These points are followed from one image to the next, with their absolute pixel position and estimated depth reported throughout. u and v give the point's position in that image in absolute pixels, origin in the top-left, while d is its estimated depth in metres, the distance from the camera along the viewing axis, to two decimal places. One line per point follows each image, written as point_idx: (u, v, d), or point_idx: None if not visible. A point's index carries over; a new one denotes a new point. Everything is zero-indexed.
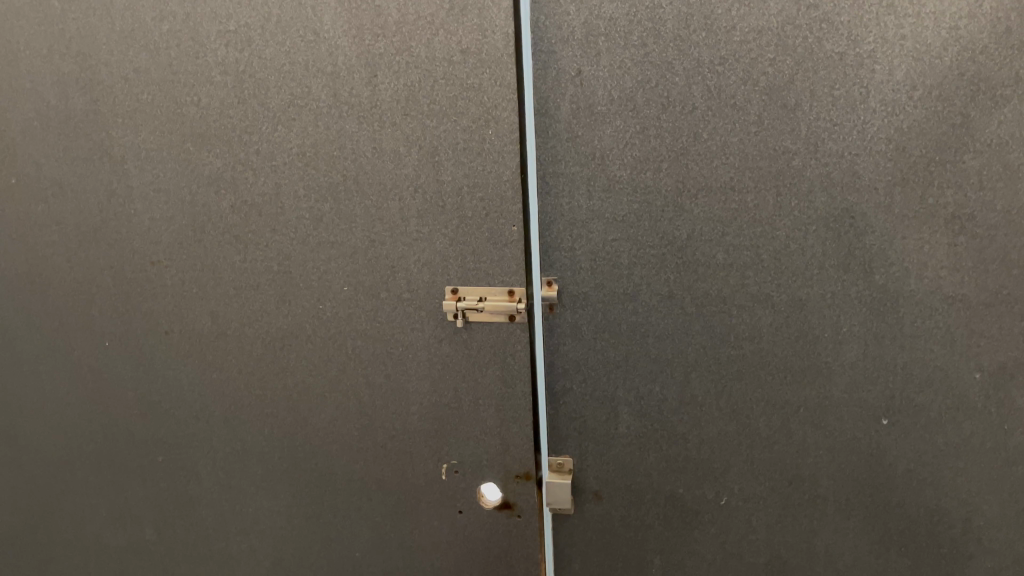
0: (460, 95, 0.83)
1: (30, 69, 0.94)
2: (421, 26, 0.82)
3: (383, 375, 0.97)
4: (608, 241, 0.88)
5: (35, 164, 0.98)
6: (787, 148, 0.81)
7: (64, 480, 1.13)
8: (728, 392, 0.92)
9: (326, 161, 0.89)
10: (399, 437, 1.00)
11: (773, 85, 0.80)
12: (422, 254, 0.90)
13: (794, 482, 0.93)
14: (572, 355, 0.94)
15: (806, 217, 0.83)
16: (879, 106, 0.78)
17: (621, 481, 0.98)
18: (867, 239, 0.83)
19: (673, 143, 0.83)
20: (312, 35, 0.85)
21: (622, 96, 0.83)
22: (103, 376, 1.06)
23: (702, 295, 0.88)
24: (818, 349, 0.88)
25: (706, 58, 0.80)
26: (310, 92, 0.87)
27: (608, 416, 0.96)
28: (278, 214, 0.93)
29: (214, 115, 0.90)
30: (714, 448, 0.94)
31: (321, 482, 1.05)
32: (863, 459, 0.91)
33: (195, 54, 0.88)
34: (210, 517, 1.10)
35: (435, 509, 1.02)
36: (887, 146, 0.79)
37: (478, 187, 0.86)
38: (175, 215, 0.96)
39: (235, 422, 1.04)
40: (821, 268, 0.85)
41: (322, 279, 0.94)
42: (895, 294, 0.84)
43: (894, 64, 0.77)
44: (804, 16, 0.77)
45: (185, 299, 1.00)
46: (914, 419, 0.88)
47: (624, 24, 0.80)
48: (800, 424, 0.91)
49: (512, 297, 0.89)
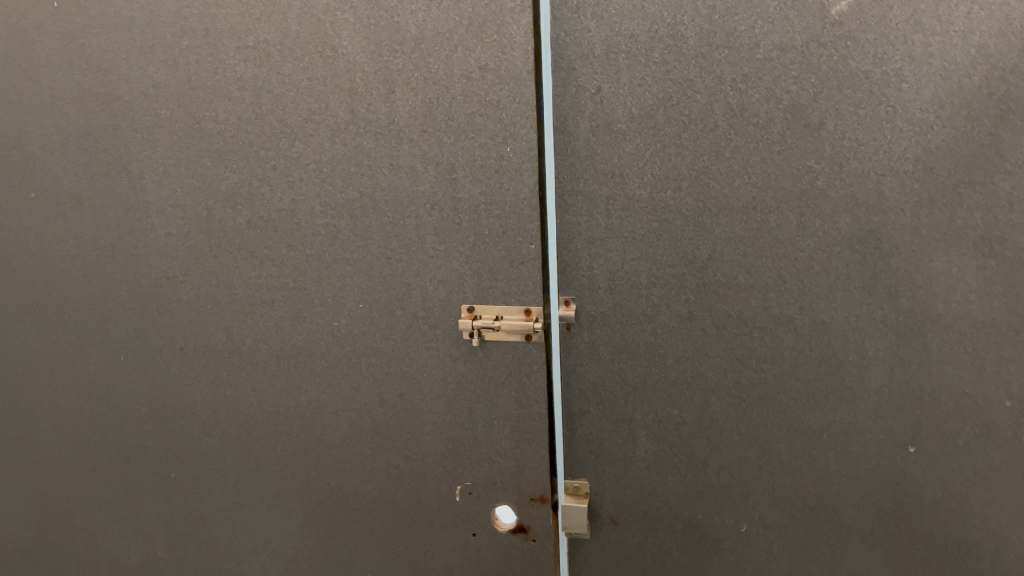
0: (478, 112, 0.82)
1: (51, 84, 0.94)
2: (440, 43, 0.81)
3: (397, 394, 0.96)
4: (626, 260, 0.87)
5: (55, 178, 0.98)
6: (810, 167, 0.80)
7: (76, 496, 1.13)
8: (749, 416, 0.89)
9: (343, 177, 0.88)
10: (413, 457, 0.98)
11: (797, 103, 0.78)
12: (438, 272, 0.89)
13: (816, 510, 0.91)
14: (589, 375, 0.92)
15: (830, 239, 0.81)
16: (906, 125, 0.77)
17: (639, 506, 0.96)
18: (892, 261, 0.81)
19: (694, 161, 0.82)
20: (330, 51, 0.84)
21: (642, 113, 0.82)
22: (117, 390, 1.06)
23: (722, 317, 0.87)
24: (842, 373, 0.85)
25: (728, 75, 0.79)
26: (327, 108, 0.86)
27: (625, 439, 0.94)
28: (294, 230, 0.92)
29: (232, 131, 0.90)
30: (734, 474, 0.92)
31: (334, 502, 1.03)
32: (888, 488, 0.88)
33: (213, 69, 0.88)
34: (222, 535, 1.09)
35: (449, 532, 1.01)
36: (915, 166, 0.78)
37: (496, 204, 0.84)
38: (191, 230, 0.96)
39: (248, 438, 1.03)
40: (845, 290, 0.83)
41: (336, 296, 0.94)
42: (922, 318, 0.82)
43: (921, 83, 0.75)
44: (828, 34, 0.76)
45: (200, 315, 0.99)
46: (941, 447, 0.85)
47: (645, 41, 0.79)
48: (823, 450, 0.89)
49: (528, 316, 0.88)
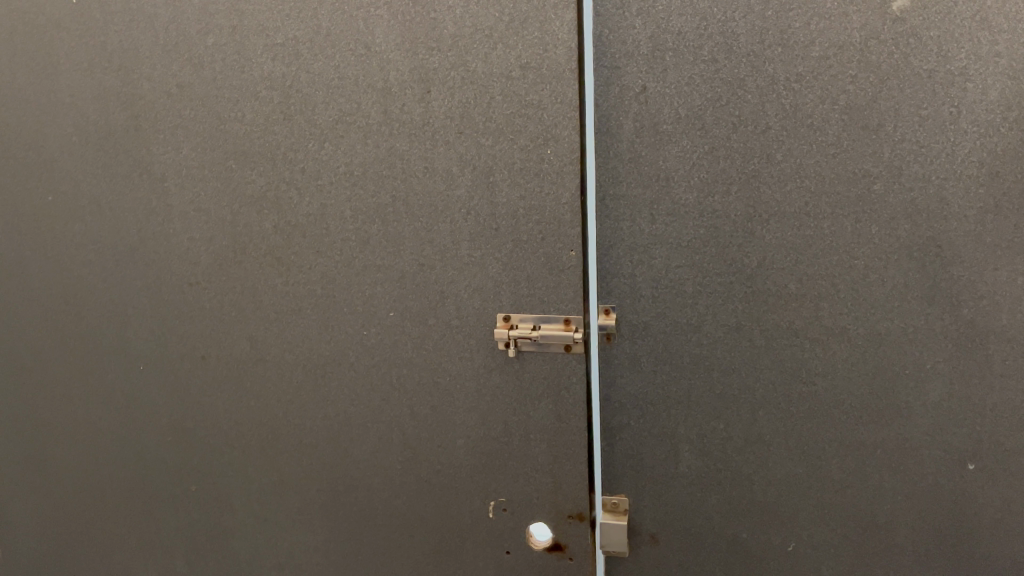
0: (518, 112, 0.78)
1: (71, 83, 0.91)
2: (478, 40, 0.77)
3: (429, 406, 0.92)
4: (671, 268, 0.83)
5: (73, 181, 0.95)
6: (867, 171, 0.76)
7: (93, 508, 1.09)
8: (798, 432, 0.86)
9: (374, 180, 0.85)
10: (445, 472, 0.94)
11: (855, 104, 0.74)
12: (472, 280, 0.85)
13: (867, 530, 0.87)
14: (630, 387, 0.89)
15: (888, 246, 0.77)
16: (972, 127, 0.72)
17: (681, 524, 0.93)
18: (954, 270, 0.77)
19: (745, 165, 0.78)
20: (362, 48, 0.80)
21: (689, 114, 0.78)
22: (135, 400, 1.03)
23: (772, 328, 0.83)
24: (898, 387, 0.81)
25: (782, 75, 0.75)
26: (359, 109, 0.83)
27: (667, 454, 0.90)
28: (323, 235, 0.88)
29: (258, 132, 0.87)
30: (782, 491, 0.88)
31: (361, 517, 1.00)
32: (945, 507, 0.84)
33: (240, 68, 0.85)
34: (244, 550, 1.06)
35: (481, 550, 0.97)
36: (980, 170, 0.73)
37: (535, 210, 0.80)
38: (215, 235, 0.92)
39: (272, 450, 1.00)
40: (903, 300, 0.79)
41: (366, 304, 0.90)
42: (984, 330, 0.78)
43: (988, 83, 0.71)
44: (890, 31, 0.72)
45: (224, 323, 0.96)
46: (1003, 465, 0.81)
47: (693, 38, 0.76)
48: (876, 467, 0.85)
49: (568, 326, 0.83)
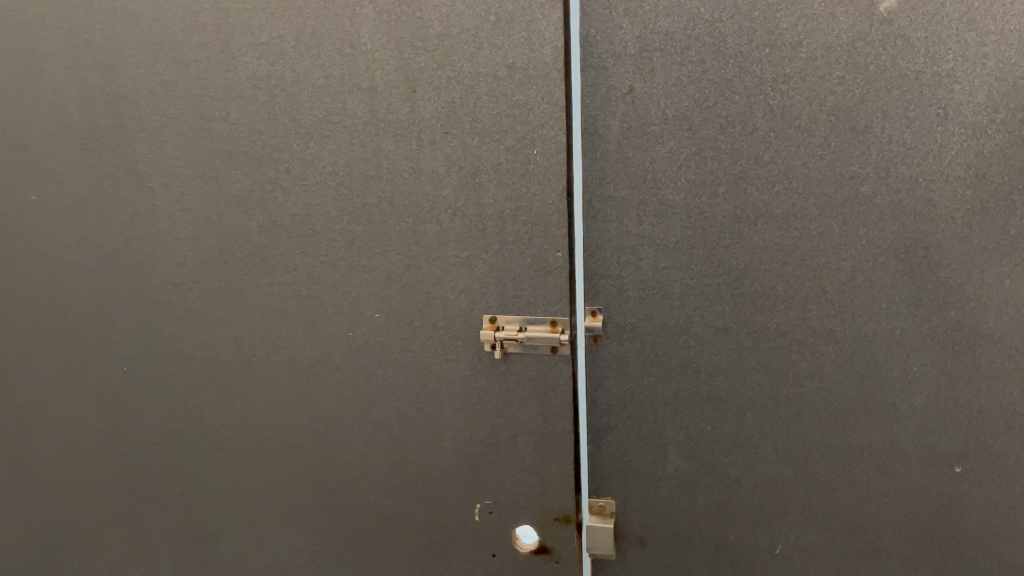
0: (505, 112, 0.77)
1: (55, 82, 0.90)
2: (464, 40, 0.76)
3: (416, 407, 0.92)
4: (658, 269, 0.83)
5: (57, 180, 0.94)
6: (855, 172, 0.75)
7: (77, 511, 1.08)
8: (786, 434, 0.85)
9: (361, 180, 0.84)
10: (432, 474, 0.94)
11: (842, 105, 0.74)
12: (459, 280, 0.85)
13: (855, 532, 0.87)
14: (617, 389, 0.88)
15: (875, 248, 0.77)
16: (959, 129, 0.72)
17: (669, 526, 0.92)
18: (941, 272, 0.76)
19: (732, 166, 0.78)
20: (348, 48, 0.80)
21: (677, 115, 0.77)
22: (120, 401, 1.02)
23: (759, 329, 0.82)
24: (885, 390, 0.81)
25: (769, 76, 0.74)
26: (345, 109, 0.82)
27: (654, 456, 0.90)
28: (309, 235, 0.88)
29: (244, 132, 0.86)
30: (769, 494, 0.88)
31: (347, 519, 0.99)
32: (932, 509, 0.84)
33: (225, 67, 0.84)
34: (230, 553, 1.05)
35: (468, 552, 0.96)
36: (967, 172, 0.73)
37: (522, 211, 0.80)
38: (200, 235, 0.91)
39: (258, 452, 0.99)
40: (890, 302, 0.78)
41: (352, 305, 0.89)
42: (971, 332, 0.78)
43: (975, 85, 0.71)
44: (878, 32, 0.71)
45: (209, 324, 0.95)
46: (990, 467, 0.81)
47: (681, 39, 0.75)
48: (864, 470, 0.84)
49: (554, 328, 0.83)
